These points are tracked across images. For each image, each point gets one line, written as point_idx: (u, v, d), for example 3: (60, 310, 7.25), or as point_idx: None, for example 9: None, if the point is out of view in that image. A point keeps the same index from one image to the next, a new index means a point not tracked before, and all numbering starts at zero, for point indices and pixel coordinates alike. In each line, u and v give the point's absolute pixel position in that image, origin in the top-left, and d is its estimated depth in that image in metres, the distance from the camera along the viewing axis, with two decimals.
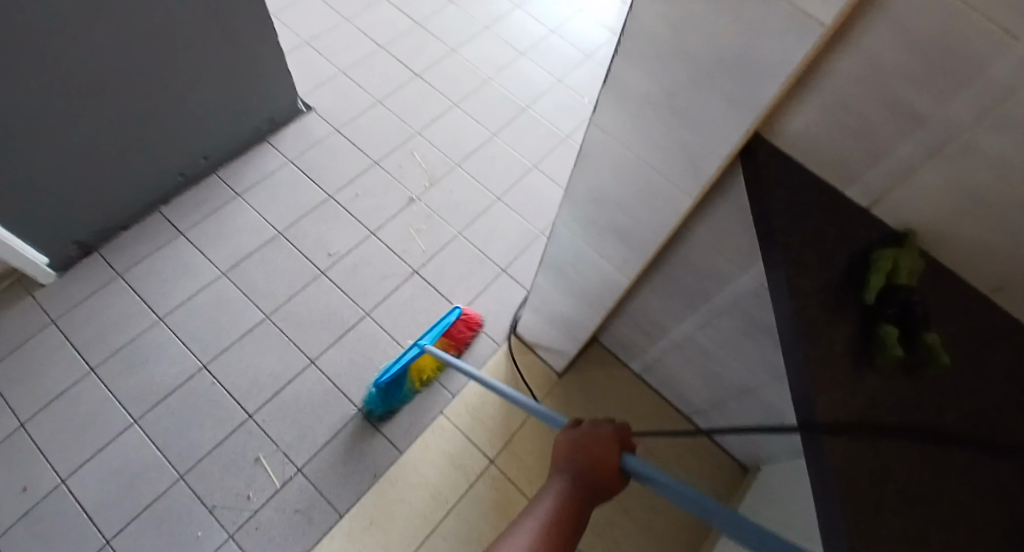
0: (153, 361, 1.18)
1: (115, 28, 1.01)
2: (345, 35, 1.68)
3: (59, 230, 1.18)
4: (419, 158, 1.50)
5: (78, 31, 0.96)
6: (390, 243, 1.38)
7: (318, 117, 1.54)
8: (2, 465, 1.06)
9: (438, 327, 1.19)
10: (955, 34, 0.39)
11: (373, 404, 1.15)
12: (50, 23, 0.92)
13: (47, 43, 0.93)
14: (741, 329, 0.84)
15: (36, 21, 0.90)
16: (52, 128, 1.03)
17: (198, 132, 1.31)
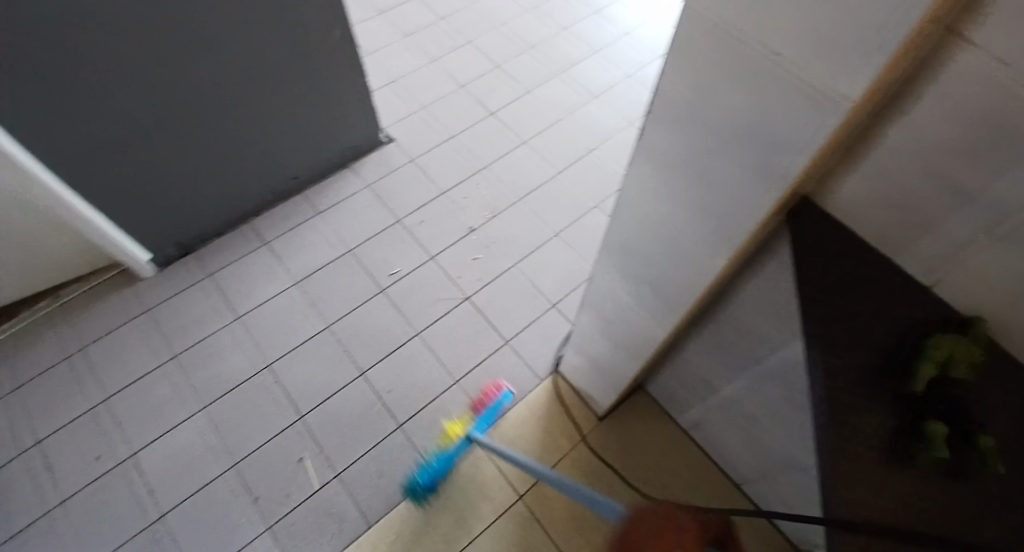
0: (225, 354, 1.29)
1: (219, 59, 1.14)
2: (431, 74, 1.80)
3: (161, 231, 1.33)
4: (483, 190, 1.56)
5: (188, 60, 1.09)
6: (447, 269, 1.43)
7: (396, 147, 1.64)
8: (86, 433, 1.19)
9: (487, 412, 1.20)
10: (1014, 110, 0.36)
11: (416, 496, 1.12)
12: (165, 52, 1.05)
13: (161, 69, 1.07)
14: (788, 395, 0.80)
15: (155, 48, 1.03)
16: (161, 140, 1.17)
17: (288, 155, 1.43)
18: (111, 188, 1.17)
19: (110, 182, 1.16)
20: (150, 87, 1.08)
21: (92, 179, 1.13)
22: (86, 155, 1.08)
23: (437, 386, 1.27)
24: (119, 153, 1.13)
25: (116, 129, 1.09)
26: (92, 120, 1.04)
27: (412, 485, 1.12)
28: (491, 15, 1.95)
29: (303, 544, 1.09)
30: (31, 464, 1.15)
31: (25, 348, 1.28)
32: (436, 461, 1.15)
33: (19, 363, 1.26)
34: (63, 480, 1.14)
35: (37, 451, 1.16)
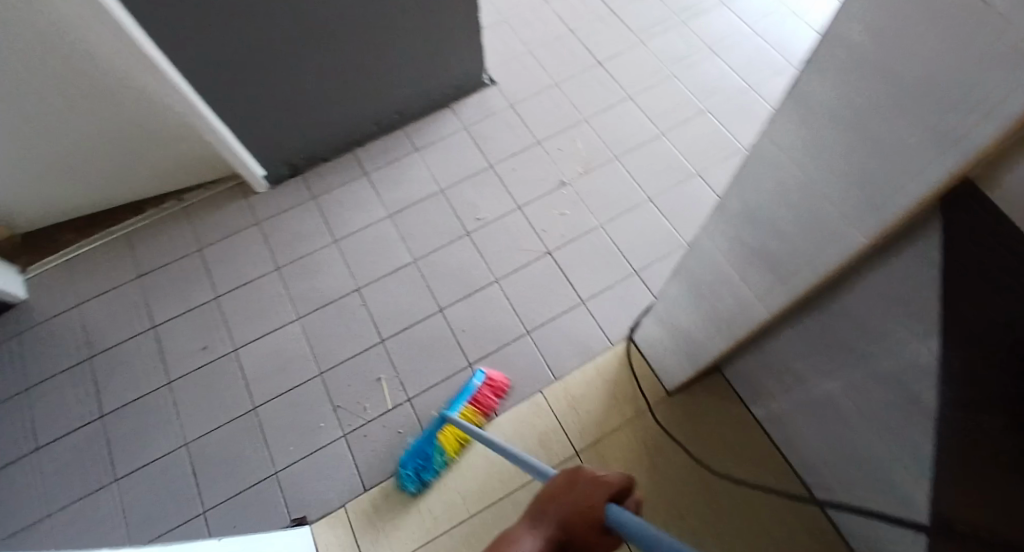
0: (321, 272, 1.38)
1: None
2: (542, 17, 1.73)
3: (272, 149, 1.40)
4: (581, 144, 1.51)
5: None
6: (532, 220, 1.42)
7: (498, 91, 1.61)
8: (198, 323, 1.32)
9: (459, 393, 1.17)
10: None
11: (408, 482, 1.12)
12: None
13: None
14: (892, 404, 0.73)
15: None
16: (277, 62, 1.21)
17: (395, 90, 1.46)
18: (232, 102, 1.24)
19: (230, 97, 1.22)
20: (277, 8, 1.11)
21: (216, 92, 1.20)
22: (210, 69, 1.14)
23: (510, 333, 1.29)
24: (238, 71, 1.18)
25: (237, 48, 1.13)
26: (222, 36, 1.10)
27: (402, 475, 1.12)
28: None
29: (372, 456, 1.18)
30: (150, 342, 1.31)
31: (148, 242, 1.43)
32: (424, 447, 1.13)
33: (144, 254, 1.42)
34: (174, 361, 1.28)
35: (154, 331, 1.32)
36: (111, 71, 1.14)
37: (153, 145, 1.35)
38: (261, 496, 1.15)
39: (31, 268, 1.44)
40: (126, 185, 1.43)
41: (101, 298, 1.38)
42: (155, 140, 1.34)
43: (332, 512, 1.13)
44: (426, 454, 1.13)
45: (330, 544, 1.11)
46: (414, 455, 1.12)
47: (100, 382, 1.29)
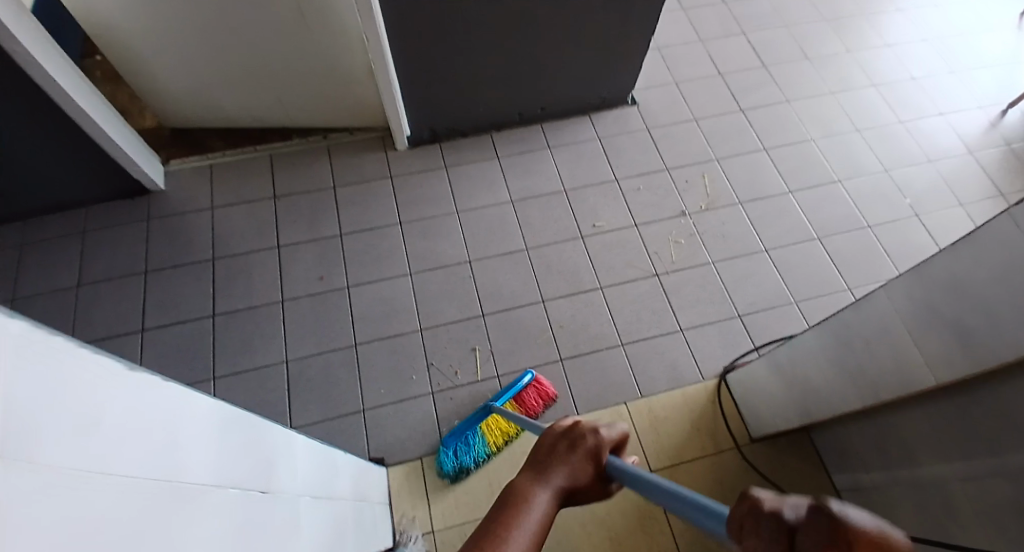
0: (440, 237, 1.45)
1: None
2: (695, 53, 1.79)
3: (428, 113, 1.52)
4: (708, 181, 1.54)
5: None
6: (648, 240, 1.45)
7: (639, 112, 1.67)
8: (321, 254, 1.41)
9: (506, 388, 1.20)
10: None
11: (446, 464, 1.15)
12: None
13: None
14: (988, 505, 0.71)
15: None
16: (457, 18, 1.29)
17: (547, 85, 1.55)
18: (408, 50, 1.33)
19: (410, 43, 1.32)
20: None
21: (400, 34, 1.29)
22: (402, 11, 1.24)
23: (606, 341, 1.32)
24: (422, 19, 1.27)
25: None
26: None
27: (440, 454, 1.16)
28: (774, 14, 1.88)
29: (455, 418, 1.24)
30: (273, 260, 1.40)
31: (287, 167, 1.53)
32: (468, 433, 1.17)
33: (282, 177, 1.51)
34: (291, 283, 1.38)
35: (278, 251, 1.42)
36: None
37: (322, 77, 1.44)
38: (346, 428, 1.22)
39: (172, 162, 1.53)
40: (284, 110, 1.53)
41: (233, 207, 1.47)
42: (324, 73, 1.43)
43: (408, 461, 1.20)
44: (466, 440, 1.17)
45: (400, 489, 1.16)
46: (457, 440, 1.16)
47: (218, 284, 1.37)
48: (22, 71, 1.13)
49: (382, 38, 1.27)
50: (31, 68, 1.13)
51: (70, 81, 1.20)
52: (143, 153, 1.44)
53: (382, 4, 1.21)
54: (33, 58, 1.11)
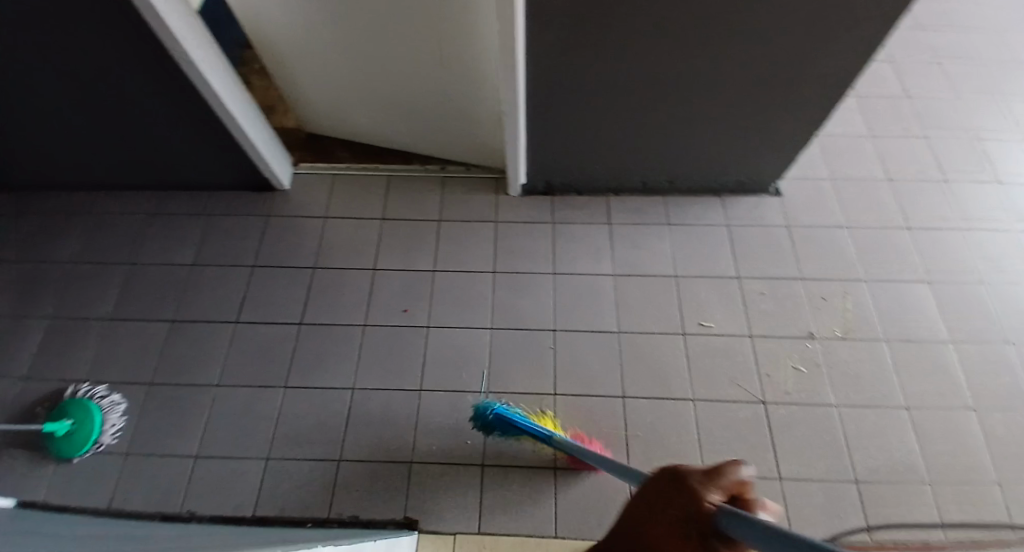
0: (530, 297, 1.37)
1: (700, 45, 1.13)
2: (862, 149, 1.57)
3: (548, 165, 1.46)
4: (848, 304, 1.33)
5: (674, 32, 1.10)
6: (760, 356, 1.27)
7: (779, 205, 1.49)
8: (409, 287, 1.39)
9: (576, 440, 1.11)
10: None
11: (485, 419, 1.17)
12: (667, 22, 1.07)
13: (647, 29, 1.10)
14: None
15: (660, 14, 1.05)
16: (601, 84, 1.22)
17: (681, 160, 1.44)
18: (546, 104, 1.28)
19: (547, 99, 1.26)
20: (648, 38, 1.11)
21: (539, 90, 1.24)
22: (545, 68, 1.18)
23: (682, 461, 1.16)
24: (565, 79, 1.21)
25: (580, 61, 1.17)
26: (585, 42, 1.12)
27: (491, 408, 1.16)
28: (969, 121, 1.61)
29: (499, 501, 1.15)
30: (364, 282, 1.40)
31: (401, 192, 1.54)
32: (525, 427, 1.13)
33: (393, 200, 1.52)
34: (374, 310, 1.37)
35: (371, 274, 1.42)
36: (470, 45, 1.24)
37: (452, 113, 1.44)
38: (388, 478, 1.17)
39: (299, 165, 1.59)
40: (412, 138, 1.55)
41: (342, 221, 1.50)
42: (458, 115, 1.43)
43: (440, 533, 1.12)
44: (517, 426, 1.14)
45: None
46: (511, 421, 1.14)
47: (310, 294, 1.40)
48: (186, 74, 1.20)
49: (520, 92, 1.22)
50: (195, 73, 1.20)
51: (227, 86, 1.28)
52: (276, 154, 1.50)
53: (528, 59, 1.16)
54: (198, 64, 1.18)
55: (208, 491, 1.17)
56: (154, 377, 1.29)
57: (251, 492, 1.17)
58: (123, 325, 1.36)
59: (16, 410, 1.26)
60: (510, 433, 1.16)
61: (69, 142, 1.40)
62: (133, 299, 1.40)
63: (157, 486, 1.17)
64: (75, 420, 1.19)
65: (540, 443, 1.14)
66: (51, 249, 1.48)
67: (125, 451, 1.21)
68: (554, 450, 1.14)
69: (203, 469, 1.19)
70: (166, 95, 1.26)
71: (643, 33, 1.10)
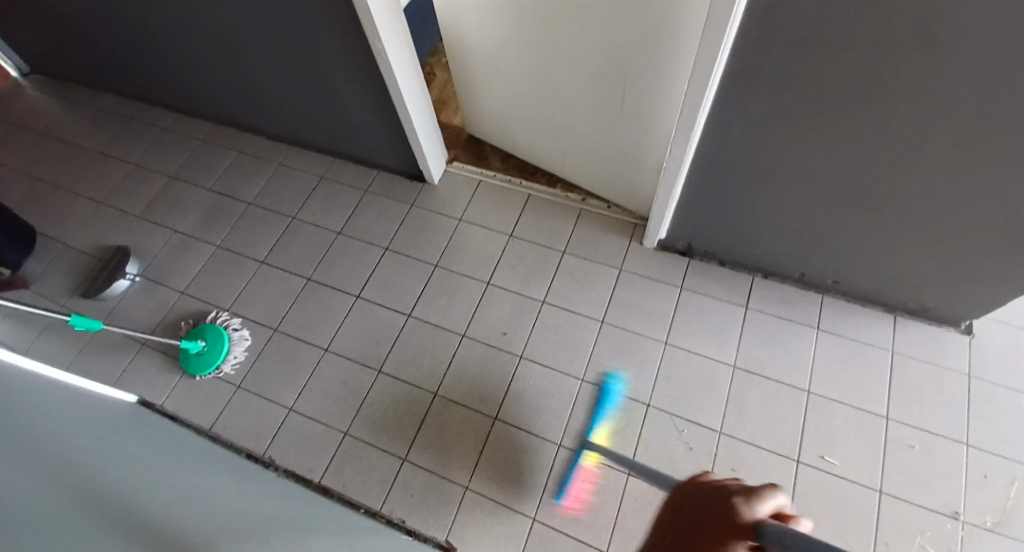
0: (636, 361, 1.30)
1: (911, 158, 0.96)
2: None
3: (695, 228, 1.35)
4: (1018, 496, 1.11)
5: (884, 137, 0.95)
6: (886, 520, 1.11)
7: (969, 347, 1.26)
8: (517, 312, 1.39)
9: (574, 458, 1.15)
10: None
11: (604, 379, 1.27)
12: (881, 123, 0.93)
13: (851, 128, 0.96)
14: None
15: (872, 114, 0.92)
16: (781, 167, 1.10)
17: (849, 265, 1.26)
18: (711, 171, 1.18)
19: (713, 166, 1.17)
20: (855, 135, 0.97)
21: (708, 156, 1.15)
22: (721, 137, 1.09)
23: None
24: (739, 151, 1.11)
25: (762, 139, 1.06)
26: (779, 121, 1.01)
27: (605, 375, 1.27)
28: None
29: None
30: (476, 294, 1.42)
31: (537, 214, 1.53)
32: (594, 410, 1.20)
33: (528, 221, 1.52)
34: (477, 324, 1.38)
35: (485, 287, 1.43)
36: (648, 94, 1.18)
37: (609, 151, 1.39)
38: (443, 495, 1.18)
39: (453, 163, 1.65)
40: (563, 163, 1.54)
41: (475, 228, 1.53)
42: (616, 155, 1.39)
43: None
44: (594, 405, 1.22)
45: None
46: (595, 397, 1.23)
47: (425, 290, 1.44)
48: (377, 64, 1.28)
49: (687, 154, 1.14)
50: (385, 69, 1.28)
51: (409, 83, 1.35)
52: (434, 149, 1.56)
53: (705, 124, 1.08)
54: (391, 62, 1.26)
55: (289, 445, 1.26)
56: (278, 325, 1.43)
57: (322, 461, 1.24)
58: (269, 270, 1.52)
59: (174, 317, 1.47)
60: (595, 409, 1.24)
61: (274, 99, 1.59)
62: (283, 249, 1.55)
63: (253, 424, 1.30)
64: (207, 343, 1.36)
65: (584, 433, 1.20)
66: (236, 186, 1.69)
67: (238, 384, 1.35)
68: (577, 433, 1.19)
69: (291, 423, 1.29)
70: (358, 79, 1.37)
71: (846, 128, 0.96)
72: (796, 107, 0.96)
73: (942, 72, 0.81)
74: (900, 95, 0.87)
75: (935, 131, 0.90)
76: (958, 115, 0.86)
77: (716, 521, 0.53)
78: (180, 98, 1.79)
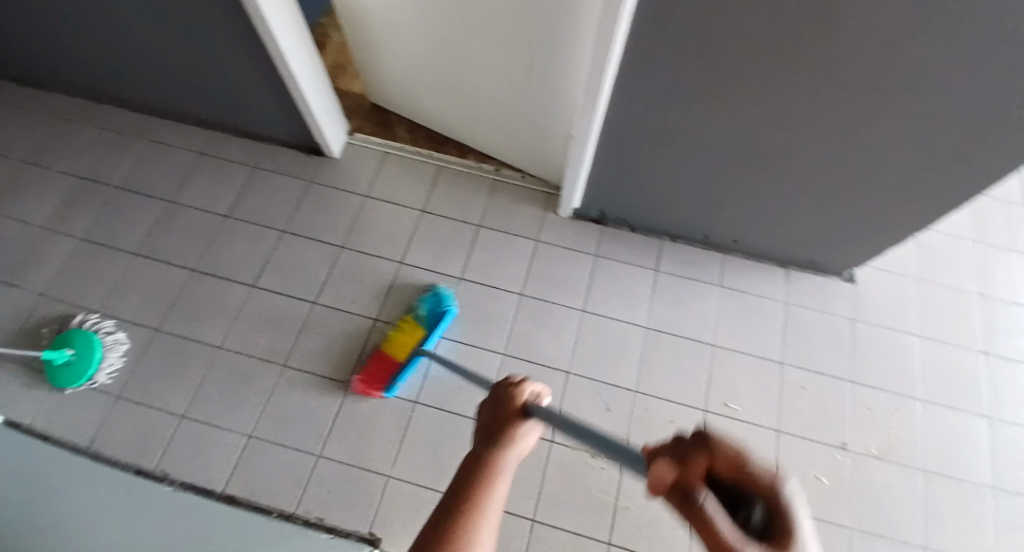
0: (556, 331, 1.30)
1: (807, 123, 1.00)
2: (957, 259, 1.43)
3: (607, 195, 1.35)
4: (894, 425, 1.23)
5: (781, 106, 0.98)
6: (784, 458, 1.19)
7: (853, 295, 1.37)
8: (432, 291, 1.33)
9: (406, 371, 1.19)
10: None
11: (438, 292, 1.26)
12: (779, 90, 0.94)
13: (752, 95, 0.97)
14: None
15: (771, 80, 0.93)
16: (687, 134, 1.10)
17: (751, 225, 1.31)
18: (621, 139, 1.17)
19: (622, 133, 1.15)
20: (753, 101, 0.98)
21: (617, 123, 1.13)
22: (630, 104, 1.08)
23: (672, 551, 1.11)
24: (646, 118, 1.10)
25: (668, 105, 1.05)
26: (683, 88, 1.00)
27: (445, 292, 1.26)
28: None
29: None
30: (387, 274, 1.35)
31: (447, 187, 1.47)
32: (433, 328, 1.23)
33: (438, 194, 1.46)
34: (391, 305, 1.31)
35: (397, 267, 1.36)
36: (555, 60, 1.14)
37: (520, 119, 1.34)
38: (363, 488, 1.13)
39: (355, 135, 1.53)
40: (474, 132, 1.47)
41: (382, 204, 1.44)
42: (528, 123, 1.34)
43: None
44: (434, 325, 1.23)
45: None
46: (437, 318, 1.24)
47: (330, 274, 1.34)
48: (256, 28, 1.14)
49: (596, 122, 1.12)
50: (266, 33, 1.14)
51: (296, 48, 1.22)
52: (333, 120, 1.44)
53: (612, 91, 1.05)
54: (272, 25, 1.13)
55: (185, 454, 1.15)
56: (161, 324, 1.28)
57: (225, 467, 1.14)
58: (147, 262, 1.35)
59: (33, 324, 1.28)
60: (423, 319, 1.24)
61: (136, 66, 1.38)
62: (161, 237, 1.38)
63: (141, 435, 1.17)
64: (76, 352, 1.19)
65: (403, 337, 1.22)
66: (98, 168, 1.47)
67: (118, 393, 1.20)
68: (407, 348, 1.21)
69: (185, 431, 1.17)
70: (235, 44, 1.21)
71: (747, 95, 0.98)
72: (699, 75, 0.96)
73: (832, 41, 0.83)
74: (795, 62, 0.89)
75: (827, 97, 0.93)
76: (848, 82, 0.89)
77: (499, 417, 0.60)
78: (18, 64, 1.52)
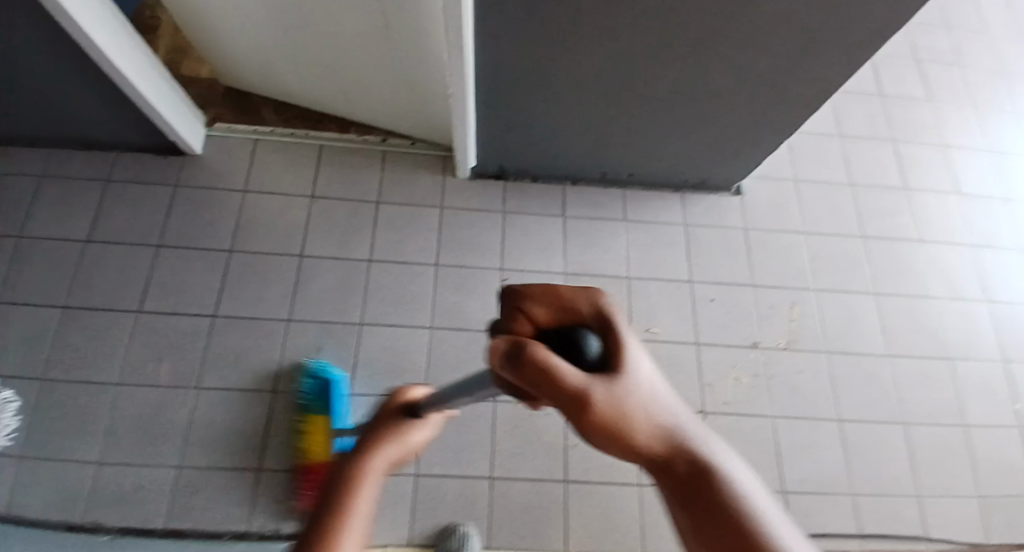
0: (476, 295, 1.30)
1: (670, 50, 1.02)
2: (827, 153, 1.55)
3: (500, 150, 1.34)
4: (795, 315, 1.35)
5: (643, 37, 0.98)
6: (707, 367, 1.28)
7: (741, 205, 1.46)
8: (342, 279, 1.28)
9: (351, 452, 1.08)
10: None
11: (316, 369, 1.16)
12: (636, 22, 0.95)
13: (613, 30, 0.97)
14: None
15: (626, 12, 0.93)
16: (561, 76, 1.10)
17: (642, 156, 1.35)
18: (499, 91, 1.15)
19: (498, 84, 1.12)
20: (615, 35, 0.98)
21: (490, 75, 1.10)
22: (497, 56, 1.05)
23: (623, 474, 1.18)
24: (518, 67, 1.07)
25: (535, 52, 1.03)
26: (544, 31, 0.98)
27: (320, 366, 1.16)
28: (934, 129, 1.61)
29: (428, 514, 1.11)
30: (291, 271, 1.28)
31: (335, 167, 1.39)
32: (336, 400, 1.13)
33: (327, 176, 1.38)
34: (302, 302, 1.25)
35: (299, 261, 1.29)
36: (409, 11, 1.07)
37: (391, 82, 1.28)
38: None
39: (216, 126, 1.40)
40: (349, 104, 1.39)
41: (270, 197, 1.35)
42: (401, 85, 1.28)
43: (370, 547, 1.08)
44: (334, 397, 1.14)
45: None
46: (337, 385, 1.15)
47: (227, 281, 1.26)
48: (63, 26, 0.99)
49: (468, 78, 1.08)
50: (75, 29, 1.00)
51: (115, 39, 1.07)
52: (183, 112, 1.30)
53: (475, 44, 1.02)
54: (79, 19, 0.98)
55: (110, 504, 1.07)
56: (46, 374, 1.16)
57: (158, 506, 1.08)
58: (11, 310, 1.20)
59: None
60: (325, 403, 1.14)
61: None
62: (22, 280, 1.23)
63: (52, 496, 1.07)
64: None
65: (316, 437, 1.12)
66: None
67: (15, 457, 1.09)
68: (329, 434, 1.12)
69: (104, 479, 1.09)
70: (42, 47, 1.05)
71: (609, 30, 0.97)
72: (557, 16, 0.94)
73: None
74: None
75: (682, 21, 0.94)
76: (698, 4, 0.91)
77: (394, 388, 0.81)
78: None
